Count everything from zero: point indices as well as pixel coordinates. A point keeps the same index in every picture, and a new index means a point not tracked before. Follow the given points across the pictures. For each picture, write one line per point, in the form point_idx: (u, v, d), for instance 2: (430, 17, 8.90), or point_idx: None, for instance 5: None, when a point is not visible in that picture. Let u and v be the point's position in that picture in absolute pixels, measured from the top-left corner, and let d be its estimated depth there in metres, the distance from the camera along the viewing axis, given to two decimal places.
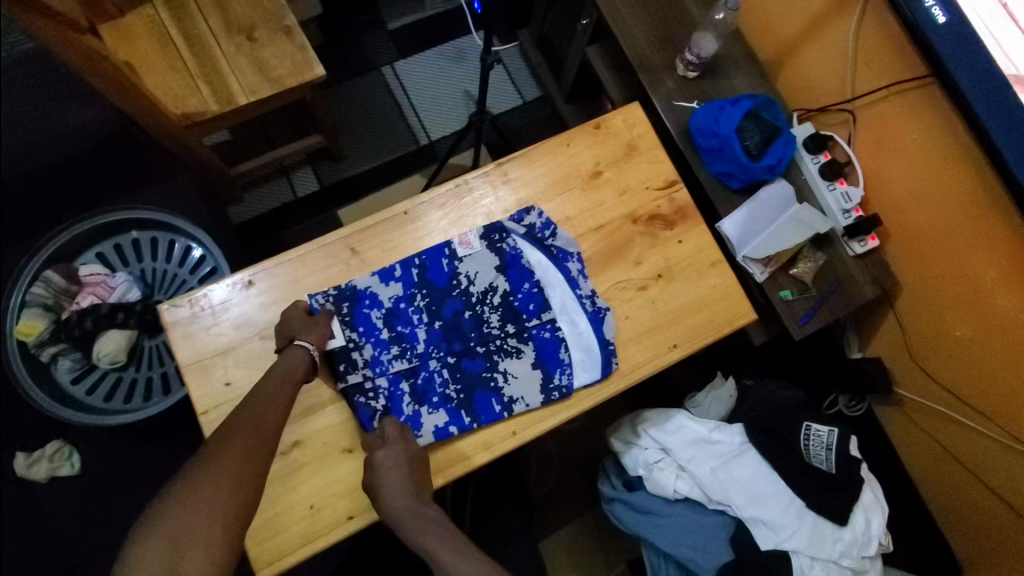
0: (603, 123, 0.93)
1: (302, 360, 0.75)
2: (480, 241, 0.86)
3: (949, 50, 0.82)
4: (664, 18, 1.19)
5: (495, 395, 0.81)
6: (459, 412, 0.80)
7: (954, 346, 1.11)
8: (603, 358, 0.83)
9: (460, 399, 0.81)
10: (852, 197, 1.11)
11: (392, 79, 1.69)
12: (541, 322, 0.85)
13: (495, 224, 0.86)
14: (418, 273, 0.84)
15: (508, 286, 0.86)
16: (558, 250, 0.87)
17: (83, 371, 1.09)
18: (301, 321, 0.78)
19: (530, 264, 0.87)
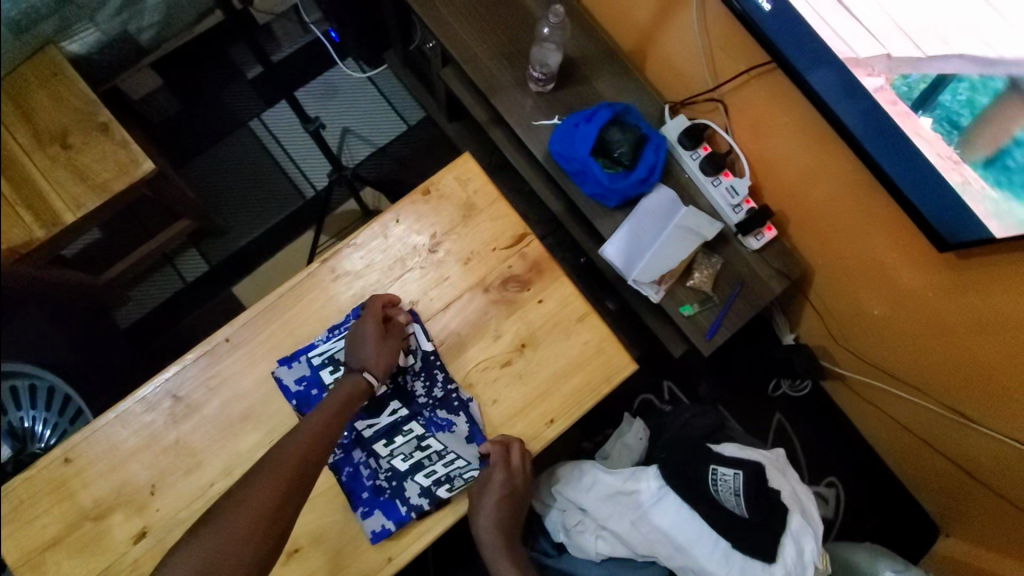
0: (434, 185, 0.83)
1: (360, 391, 0.72)
2: (332, 342, 0.77)
3: (783, 37, 0.76)
4: (505, 30, 1.07)
5: (400, 497, 0.73)
6: (394, 504, 0.73)
7: (874, 325, 1.04)
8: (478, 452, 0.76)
9: (392, 489, 0.74)
10: (738, 190, 1.02)
11: (262, 131, 1.56)
12: (433, 407, 0.78)
13: (338, 323, 0.79)
14: (323, 362, 0.76)
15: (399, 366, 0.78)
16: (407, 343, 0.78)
17: None
18: (376, 344, 0.74)
19: None
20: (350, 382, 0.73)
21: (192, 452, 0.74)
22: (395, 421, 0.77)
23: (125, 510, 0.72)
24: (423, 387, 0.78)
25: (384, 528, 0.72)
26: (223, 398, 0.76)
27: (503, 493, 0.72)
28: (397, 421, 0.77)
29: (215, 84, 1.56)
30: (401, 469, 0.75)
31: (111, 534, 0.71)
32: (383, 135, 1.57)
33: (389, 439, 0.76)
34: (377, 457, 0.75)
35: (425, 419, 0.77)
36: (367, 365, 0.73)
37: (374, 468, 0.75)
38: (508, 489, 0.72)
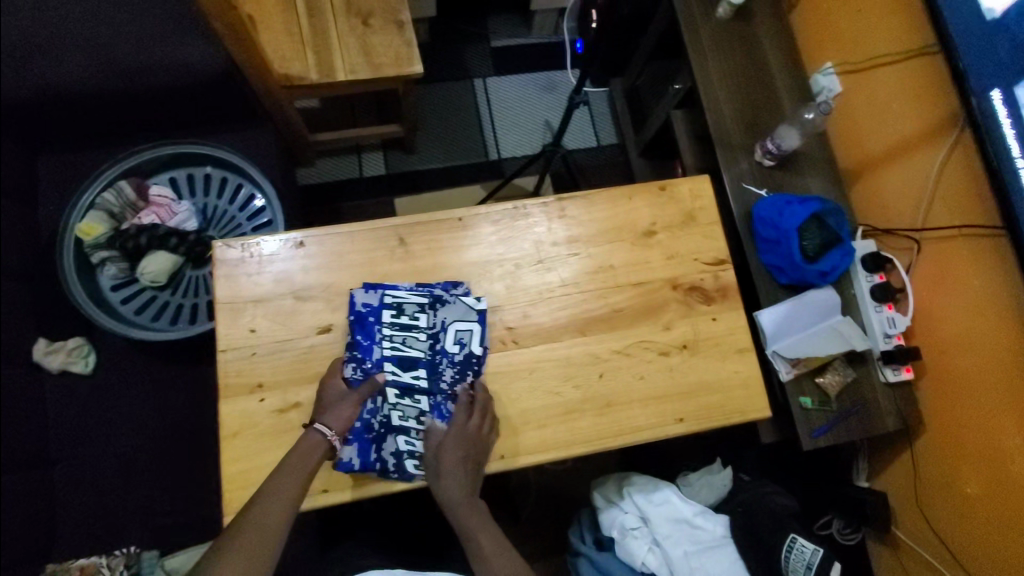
0: (670, 186, 0.94)
1: (317, 445, 0.74)
2: (404, 295, 0.84)
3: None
4: (754, 103, 1.21)
5: (377, 445, 0.79)
6: (369, 448, 0.78)
7: (962, 502, 1.06)
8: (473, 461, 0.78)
9: (378, 433, 0.79)
10: (897, 324, 1.09)
11: (481, 92, 1.72)
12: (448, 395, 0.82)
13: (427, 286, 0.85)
14: (387, 308, 0.82)
15: (443, 346, 0.83)
16: (459, 333, 0.83)
17: (124, 281, 1.13)
18: (333, 401, 0.77)
19: (441, 333, 0.83)
20: (308, 436, 0.74)
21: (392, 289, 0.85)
22: (412, 385, 0.82)
23: (324, 304, 0.83)
24: (451, 374, 0.83)
25: (349, 461, 0.77)
26: (435, 260, 0.87)
27: (460, 453, 0.77)
28: (413, 385, 0.82)
29: (465, 37, 1.75)
30: (392, 423, 0.80)
31: (302, 315, 0.82)
32: (575, 142, 1.72)
33: (399, 395, 0.81)
34: (384, 402, 0.81)
35: (434, 401, 0.82)
36: (326, 416, 0.75)
37: (376, 408, 0.80)
38: (460, 446, 0.78)
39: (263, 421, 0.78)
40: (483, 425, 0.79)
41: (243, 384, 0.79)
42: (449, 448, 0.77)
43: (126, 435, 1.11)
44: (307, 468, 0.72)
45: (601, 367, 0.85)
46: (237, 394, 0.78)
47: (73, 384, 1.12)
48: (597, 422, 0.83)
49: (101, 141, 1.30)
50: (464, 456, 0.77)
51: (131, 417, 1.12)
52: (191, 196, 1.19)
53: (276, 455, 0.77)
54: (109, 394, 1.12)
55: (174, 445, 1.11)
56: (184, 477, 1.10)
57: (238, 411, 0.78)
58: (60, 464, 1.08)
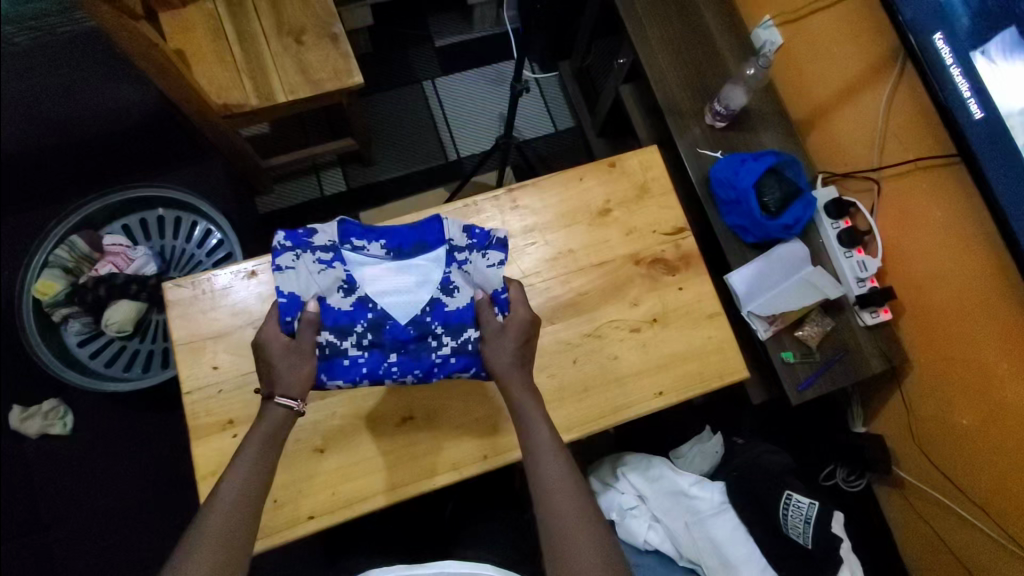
0: (619, 161, 0.93)
1: (283, 416, 0.71)
2: (456, 288, 0.77)
3: (983, 144, 0.82)
4: (698, 66, 1.20)
5: (338, 366, 0.74)
6: (329, 365, 0.73)
7: (959, 434, 1.06)
8: (361, 370, 0.74)
9: (329, 352, 0.74)
10: (868, 267, 1.09)
11: (431, 94, 1.70)
12: (404, 354, 0.75)
13: (402, 245, 0.77)
14: (451, 313, 0.76)
15: (443, 329, 0.76)
16: (457, 311, 0.76)
17: (90, 335, 1.11)
18: (281, 360, 0.71)
19: (451, 307, 0.76)
20: (268, 412, 0.71)
21: None
22: (371, 325, 0.74)
23: None
24: (434, 342, 0.76)
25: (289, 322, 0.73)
26: None
27: (519, 366, 0.75)
28: (361, 319, 0.74)
29: (408, 42, 1.73)
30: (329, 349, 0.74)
31: None
32: (532, 131, 1.70)
33: (354, 326, 0.74)
34: (348, 334, 0.74)
35: (386, 350, 0.75)
36: (284, 386, 0.71)
37: (329, 345, 0.73)
38: (517, 366, 0.75)
39: None
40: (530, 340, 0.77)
41: (214, 422, 0.78)
42: (505, 364, 0.75)
43: (114, 488, 1.10)
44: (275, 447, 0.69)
45: (574, 353, 0.85)
46: (209, 433, 0.77)
47: (54, 447, 1.11)
48: (576, 409, 0.83)
49: (51, 199, 1.29)
50: (520, 372, 0.75)
51: (117, 472, 1.10)
52: (147, 241, 1.17)
53: None
54: (91, 451, 1.11)
55: (164, 492, 1.10)
56: (178, 523, 1.09)
57: (213, 451, 0.77)
58: (52, 528, 1.07)
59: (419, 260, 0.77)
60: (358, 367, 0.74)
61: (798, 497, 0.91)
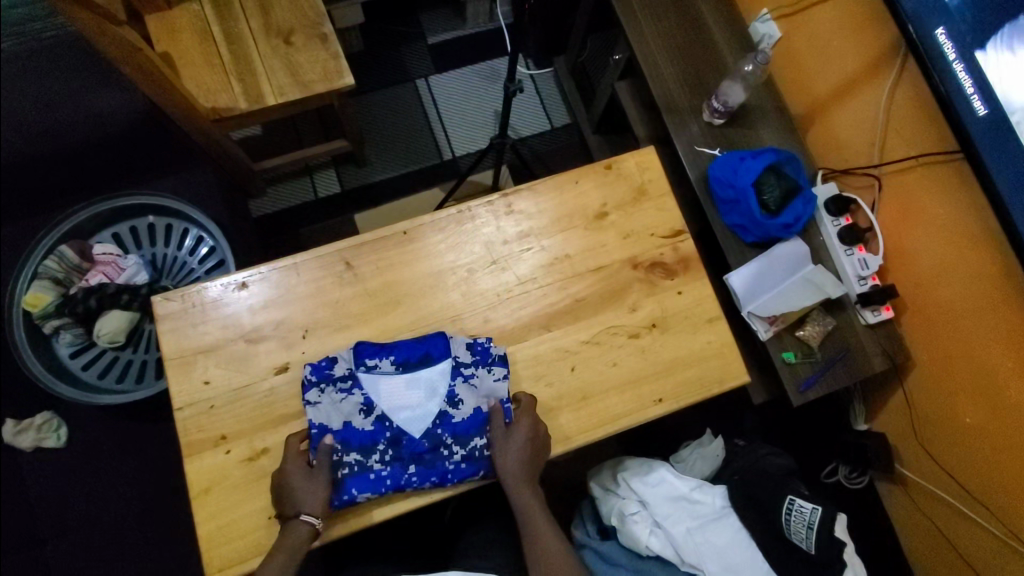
0: (615, 163, 0.91)
1: (304, 533, 0.70)
2: (465, 397, 0.78)
3: (986, 139, 0.80)
4: (695, 62, 1.17)
5: (357, 486, 0.74)
6: (349, 483, 0.74)
7: (962, 433, 1.05)
8: (382, 485, 0.74)
9: (352, 471, 0.74)
10: (870, 265, 1.07)
11: (425, 92, 1.67)
12: (421, 467, 0.75)
13: (410, 357, 0.78)
14: (461, 423, 0.77)
15: (456, 441, 0.77)
16: (466, 420, 0.78)
17: (82, 346, 1.10)
18: (303, 483, 0.71)
19: (461, 418, 0.78)
20: (292, 528, 0.70)
21: (345, 315, 0.82)
22: (387, 442, 0.76)
23: (277, 343, 0.80)
24: (450, 453, 0.76)
25: (320, 429, 0.75)
26: (386, 279, 0.84)
27: (525, 473, 0.76)
28: (379, 438, 0.76)
29: (399, 40, 1.70)
30: (347, 473, 0.74)
31: (256, 356, 0.79)
32: (528, 128, 1.68)
33: (373, 448, 0.75)
34: (368, 454, 0.75)
35: (402, 468, 0.75)
36: (304, 504, 0.71)
37: (351, 468, 0.74)
38: (525, 471, 0.76)
39: (234, 472, 0.76)
40: (539, 449, 0.78)
41: (206, 439, 0.76)
42: (513, 468, 0.75)
43: (110, 501, 1.09)
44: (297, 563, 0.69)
45: (571, 360, 0.83)
46: (202, 449, 0.76)
47: (49, 459, 1.10)
48: (575, 417, 0.81)
49: (41, 207, 1.27)
50: (526, 475, 0.76)
51: (112, 485, 1.09)
52: (138, 249, 1.16)
53: (252, 503, 0.75)
54: (86, 464, 1.10)
55: (161, 503, 1.09)
56: (176, 534, 1.08)
57: (206, 467, 0.76)
58: (49, 543, 1.07)
59: (426, 372, 0.78)
60: (381, 480, 0.74)
61: (801, 502, 0.91)
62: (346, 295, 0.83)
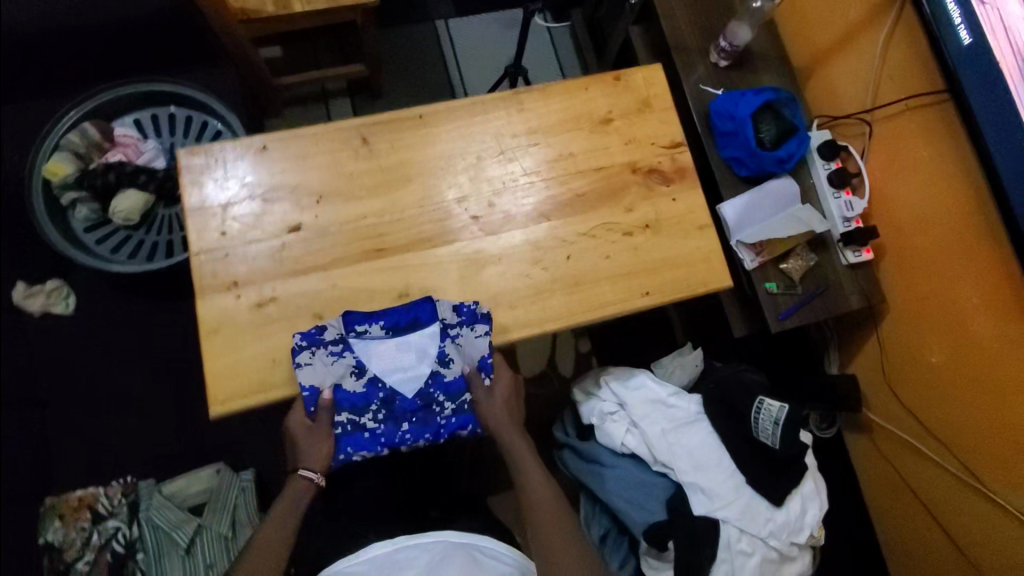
0: (624, 76, 0.96)
1: (307, 487, 0.81)
2: (454, 357, 0.82)
3: (970, 73, 0.86)
4: (707, 5, 1.22)
5: (351, 444, 0.80)
6: (344, 442, 0.80)
7: (928, 372, 1.11)
8: (378, 441, 0.80)
9: (347, 429, 0.80)
10: (855, 207, 1.13)
11: (444, 32, 1.72)
12: (414, 425, 0.80)
13: (399, 321, 0.81)
14: (451, 384, 0.81)
15: (446, 398, 0.81)
16: (457, 379, 0.82)
17: (96, 223, 1.14)
18: (305, 440, 0.80)
19: (452, 376, 0.81)
20: (294, 481, 0.81)
21: (357, 186, 0.87)
22: (382, 402, 0.80)
23: (291, 204, 0.85)
24: (442, 409, 0.81)
25: (313, 390, 0.78)
26: (399, 157, 0.88)
27: (510, 418, 0.86)
28: (375, 397, 0.80)
29: None
30: (342, 432, 0.80)
31: (271, 214, 0.84)
32: (541, 77, 1.72)
33: (370, 407, 0.80)
34: (363, 413, 0.80)
35: (398, 425, 0.80)
36: (307, 459, 0.80)
37: (345, 429, 0.80)
38: (510, 419, 0.86)
39: (241, 316, 0.81)
40: (516, 400, 0.88)
41: (219, 283, 0.81)
42: (500, 414, 0.85)
43: (113, 370, 1.13)
44: (301, 510, 0.80)
45: (567, 249, 0.88)
46: (214, 293, 0.81)
47: (56, 326, 1.14)
48: (566, 300, 0.86)
49: (65, 93, 1.31)
50: (510, 420, 0.86)
51: (115, 357, 1.14)
52: (158, 137, 1.20)
53: (256, 346, 0.80)
54: (91, 334, 1.14)
55: (161, 378, 1.14)
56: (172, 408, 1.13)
57: (216, 309, 0.80)
58: (50, 404, 1.11)
59: (415, 337, 0.81)
60: (376, 438, 0.80)
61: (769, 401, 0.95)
62: (360, 167, 0.87)
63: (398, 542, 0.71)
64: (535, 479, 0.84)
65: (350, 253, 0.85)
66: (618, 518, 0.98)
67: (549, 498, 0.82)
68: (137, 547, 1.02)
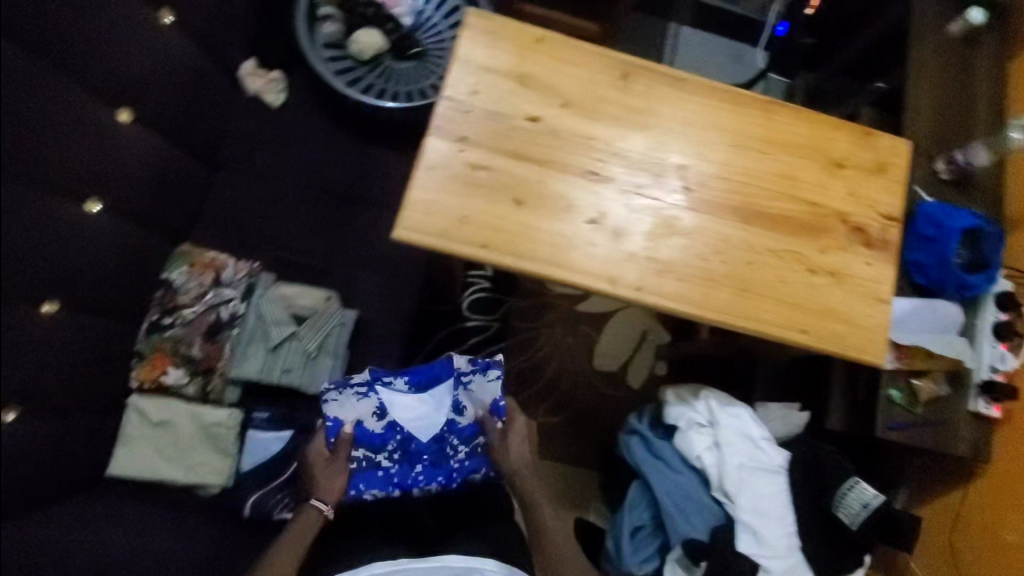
0: (872, 136, 0.98)
1: (317, 517, 0.98)
2: (466, 408, 1.08)
3: None
4: (954, 118, 1.22)
5: (368, 479, 1.06)
6: (365, 475, 1.06)
7: (999, 550, 1.08)
8: (400, 476, 1.07)
9: (361, 464, 1.05)
10: (1005, 363, 1.11)
11: (672, 35, 1.71)
12: (425, 467, 1.07)
13: (421, 379, 1.06)
14: (460, 430, 1.08)
15: (456, 438, 1.08)
16: (467, 422, 1.08)
17: (334, 45, 1.25)
18: (321, 474, 1.02)
19: (466, 416, 1.08)
20: (306, 511, 0.98)
21: (601, 109, 0.91)
22: (400, 442, 1.05)
23: (542, 96, 0.90)
24: (454, 449, 1.09)
25: (336, 424, 1.02)
26: (647, 103, 0.92)
27: (525, 463, 1.08)
28: (399, 438, 1.05)
29: None
30: (362, 466, 1.05)
31: (520, 97, 0.89)
32: None
33: (391, 450, 1.06)
34: (386, 452, 1.06)
35: (416, 469, 1.07)
36: (319, 494, 1.00)
37: (365, 467, 1.06)
38: (528, 458, 1.09)
39: (456, 167, 0.86)
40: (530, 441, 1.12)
41: (452, 132, 0.87)
42: (516, 451, 1.08)
43: (285, 172, 1.22)
44: (311, 533, 0.97)
45: (754, 256, 0.90)
46: (444, 136, 0.86)
47: (259, 111, 1.23)
48: (733, 299, 0.88)
49: None
50: (527, 464, 1.09)
51: (292, 161, 1.23)
52: None
53: (456, 198, 0.84)
54: (282, 133, 1.24)
55: (319, 198, 1.22)
56: (316, 227, 1.20)
57: (439, 150, 0.86)
58: (223, 172, 1.21)
59: (437, 389, 1.07)
60: (390, 476, 1.07)
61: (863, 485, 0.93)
62: (611, 96, 0.92)
63: (401, 565, 0.88)
64: (547, 514, 1.07)
65: (569, 162, 0.88)
66: (662, 519, 1.00)
67: (557, 533, 1.05)
68: (238, 323, 1.11)
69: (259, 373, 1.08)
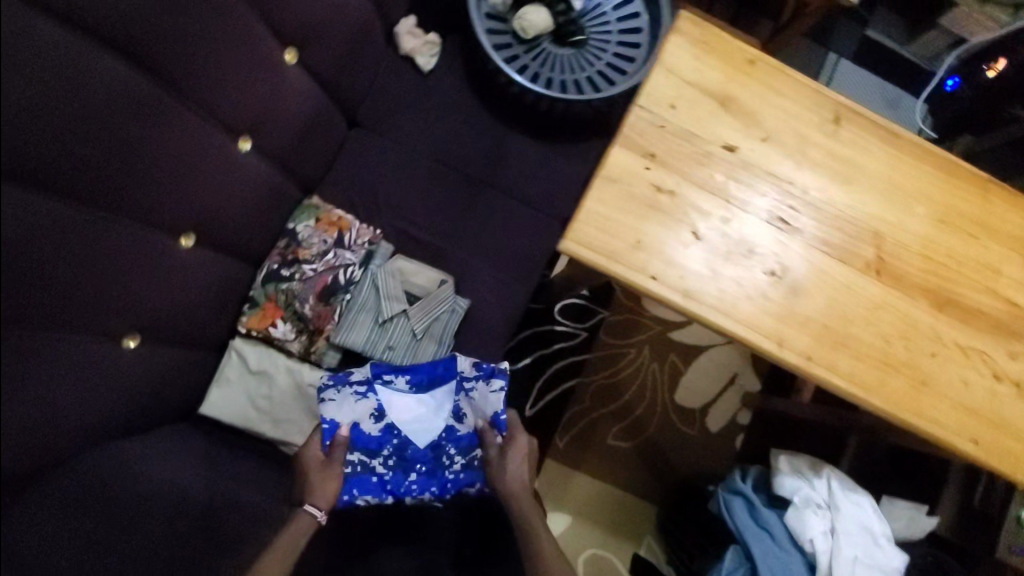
0: None
1: (310, 524, 0.87)
2: (466, 414, 1.00)
3: None
4: None
5: (360, 486, 0.97)
6: (355, 482, 0.97)
7: None
8: (393, 485, 0.98)
9: (354, 468, 0.97)
10: None
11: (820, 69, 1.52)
12: (423, 474, 1.00)
13: (422, 380, 0.98)
14: (458, 438, 1.00)
15: (454, 447, 1.00)
16: (467, 431, 1.00)
17: (496, 16, 1.17)
18: (315, 477, 0.91)
19: (467, 424, 1.00)
20: (298, 517, 0.87)
21: (803, 153, 0.82)
22: (396, 446, 0.98)
23: (743, 125, 0.81)
24: (454, 458, 1.00)
25: (330, 425, 0.94)
26: (853, 155, 0.83)
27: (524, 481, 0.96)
28: (396, 442, 0.98)
29: None
30: (354, 471, 0.97)
31: (720, 122, 0.81)
32: None
33: (386, 454, 0.98)
34: (381, 458, 0.98)
35: (411, 477, 0.99)
36: (313, 497, 0.89)
37: (359, 471, 0.97)
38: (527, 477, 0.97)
39: (639, 186, 0.78)
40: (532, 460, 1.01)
41: (641, 146, 0.79)
42: (515, 472, 0.96)
43: (420, 141, 1.17)
44: (301, 545, 0.85)
45: (935, 348, 0.81)
46: (632, 149, 0.79)
47: (407, 72, 1.18)
48: (903, 391, 0.79)
49: None
50: (528, 483, 0.97)
51: (430, 131, 1.17)
52: None
53: (632, 219, 0.78)
54: (424, 100, 1.18)
55: (449, 176, 1.16)
56: (440, 206, 1.15)
57: (623, 163, 0.79)
58: (359, 129, 1.16)
59: (439, 391, 0.99)
60: (381, 483, 0.98)
61: None
62: (818, 140, 0.83)
63: None
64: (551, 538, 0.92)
65: (756, 204, 0.80)
66: None
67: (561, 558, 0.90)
68: (352, 289, 1.06)
69: (364, 344, 1.05)
